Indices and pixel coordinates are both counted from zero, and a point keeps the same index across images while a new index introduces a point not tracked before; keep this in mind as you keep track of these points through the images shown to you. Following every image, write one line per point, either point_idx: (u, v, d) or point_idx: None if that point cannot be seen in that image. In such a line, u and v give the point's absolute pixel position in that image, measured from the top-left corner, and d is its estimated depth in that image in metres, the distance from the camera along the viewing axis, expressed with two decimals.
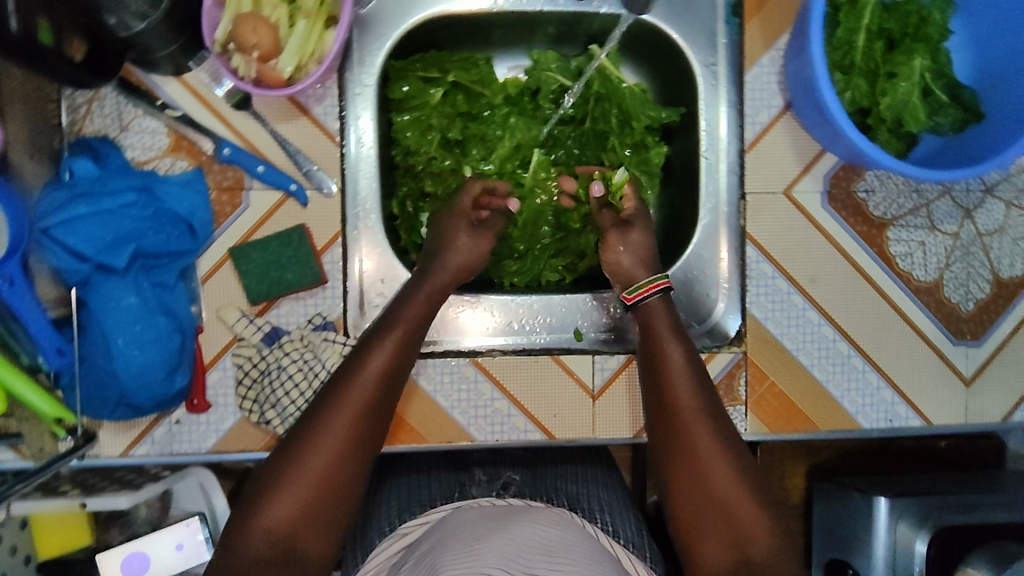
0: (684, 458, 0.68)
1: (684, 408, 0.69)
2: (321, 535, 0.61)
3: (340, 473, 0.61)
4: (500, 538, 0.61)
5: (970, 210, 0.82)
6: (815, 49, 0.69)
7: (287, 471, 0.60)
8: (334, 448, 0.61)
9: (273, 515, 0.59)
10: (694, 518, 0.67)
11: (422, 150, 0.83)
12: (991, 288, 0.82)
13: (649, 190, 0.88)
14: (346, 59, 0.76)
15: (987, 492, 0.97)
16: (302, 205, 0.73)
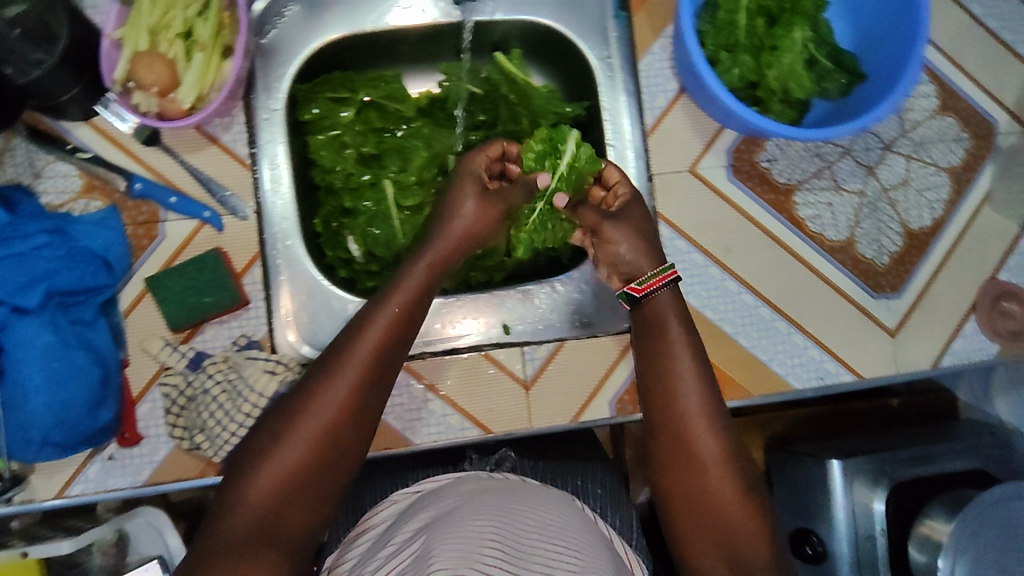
0: (676, 436, 0.69)
1: (684, 387, 0.70)
2: (304, 513, 0.60)
3: (334, 446, 0.61)
4: (495, 520, 0.58)
5: (872, 167, 0.85)
6: (687, 34, 0.73)
7: (279, 442, 0.60)
8: (328, 419, 0.61)
9: (263, 486, 0.58)
10: (678, 499, 0.68)
11: (339, 167, 0.86)
12: (902, 240, 0.84)
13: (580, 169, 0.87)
14: (252, 88, 0.79)
15: (936, 442, 0.99)
16: (218, 230, 0.75)
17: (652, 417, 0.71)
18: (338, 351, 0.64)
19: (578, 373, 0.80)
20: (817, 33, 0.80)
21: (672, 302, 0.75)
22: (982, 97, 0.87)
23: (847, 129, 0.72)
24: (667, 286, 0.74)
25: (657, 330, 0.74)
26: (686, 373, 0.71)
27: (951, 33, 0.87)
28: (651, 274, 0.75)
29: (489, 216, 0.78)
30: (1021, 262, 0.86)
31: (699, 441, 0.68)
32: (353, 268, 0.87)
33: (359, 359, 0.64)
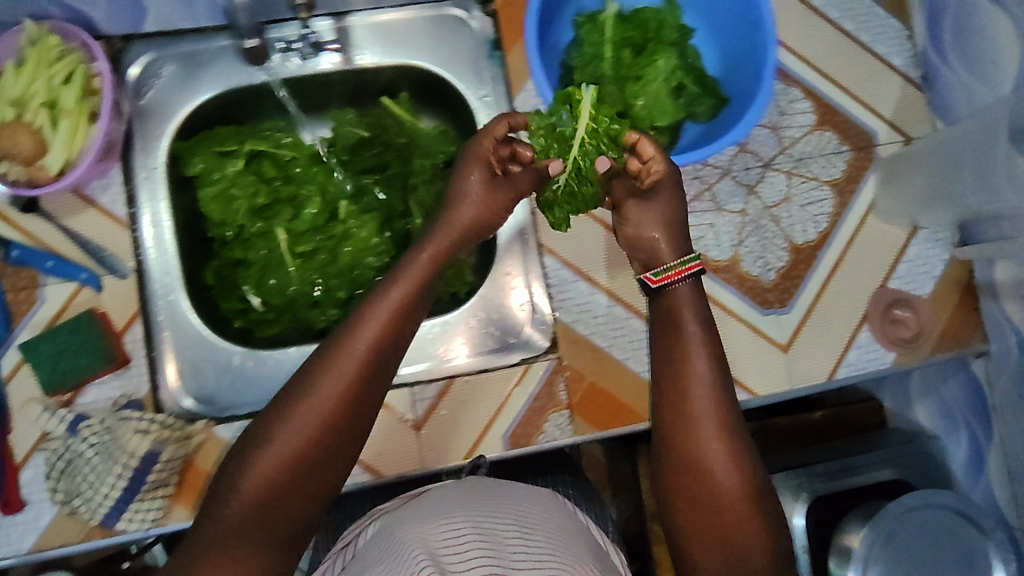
0: (681, 429, 0.64)
1: (693, 380, 0.65)
2: (298, 506, 0.58)
3: (323, 445, 0.58)
4: (472, 511, 0.65)
5: (753, 186, 0.85)
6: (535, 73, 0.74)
7: (271, 438, 0.58)
8: (320, 415, 0.58)
9: (257, 479, 0.57)
10: (677, 496, 0.63)
11: (230, 220, 0.87)
12: (788, 255, 0.85)
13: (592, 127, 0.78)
14: (130, 148, 0.80)
15: (857, 454, 0.99)
16: (97, 290, 0.77)
17: (658, 410, 0.66)
18: (333, 349, 0.61)
19: (470, 410, 0.80)
20: (683, 60, 0.81)
21: (692, 295, 0.69)
22: (861, 109, 0.88)
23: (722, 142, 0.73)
24: (686, 280, 0.69)
25: (669, 322, 0.69)
26: (698, 369, 0.65)
27: (826, 49, 0.88)
28: (671, 265, 0.70)
29: (494, 203, 0.74)
30: (910, 269, 0.87)
31: (700, 440, 0.63)
32: (250, 317, 0.88)
33: (351, 358, 0.60)
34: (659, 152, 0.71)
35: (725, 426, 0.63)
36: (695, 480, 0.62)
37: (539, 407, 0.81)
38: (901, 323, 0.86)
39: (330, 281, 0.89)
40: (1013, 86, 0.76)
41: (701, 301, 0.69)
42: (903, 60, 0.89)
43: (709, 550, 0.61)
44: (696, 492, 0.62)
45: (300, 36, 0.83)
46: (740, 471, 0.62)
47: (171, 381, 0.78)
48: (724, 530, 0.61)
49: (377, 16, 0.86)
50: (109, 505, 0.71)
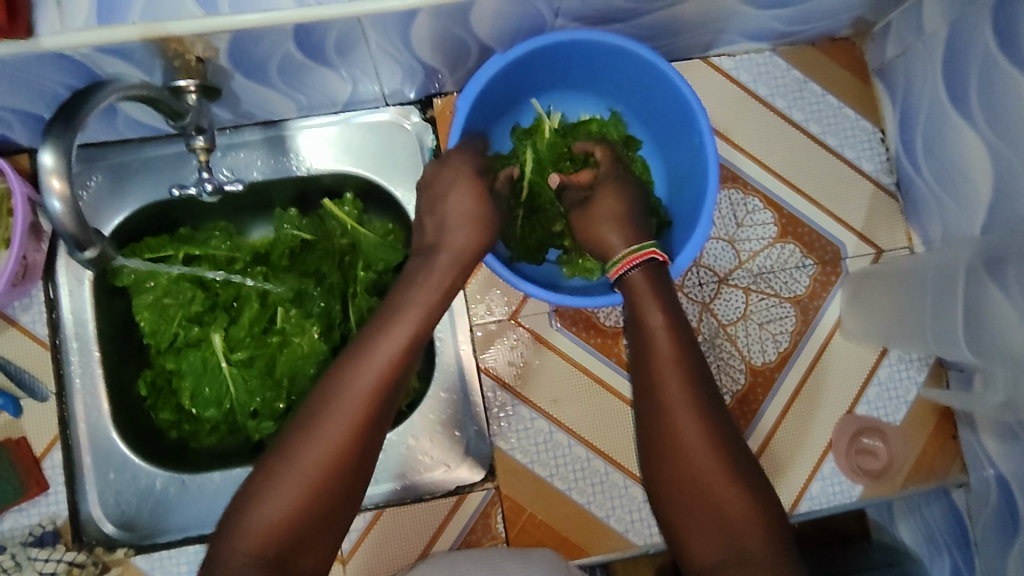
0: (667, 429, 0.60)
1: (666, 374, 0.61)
2: (313, 546, 0.55)
3: (332, 483, 0.55)
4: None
5: (707, 303, 0.80)
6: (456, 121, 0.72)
7: (275, 477, 0.55)
8: (326, 453, 0.55)
9: (265, 520, 0.53)
10: (675, 501, 0.59)
11: (163, 329, 0.83)
12: (745, 377, 0.80)
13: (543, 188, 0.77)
14: (52, 263, 0.78)
15: None
16: (15, 415, 0.74)
17: (641, 415, 0.62)
18: (336, 384, 0.58)
19: (401, 542, 0.76)
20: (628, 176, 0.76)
21: (646, 283, 0.66)
22: (826, 220, 0.83)
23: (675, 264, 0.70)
24: (637, 266, 0.66)
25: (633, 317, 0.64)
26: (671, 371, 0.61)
27: (787, 152, 0.84)
28: (619, 257, 0.68)
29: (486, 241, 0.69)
30: (880, 393, 0.81)
31: (682, 437, 0.59)
32: (184, 428, 0.84)
33: (360, 393, 0.57)
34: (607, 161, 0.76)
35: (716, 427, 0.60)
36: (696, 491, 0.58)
37: (473, 540, 0.76)
38: (870, 453, 0.80)
39: (267, 391, 0.85)
40: (984, 209, 0.70)
41: (663, 285, 0.66)
42: (873, 166, 0.84)
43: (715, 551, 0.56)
44: (692, 493, 0.58)
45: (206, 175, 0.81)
46: (732, 459, 0.59)
47: (94, 507, 0.75)
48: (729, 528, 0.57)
49: (317, 124, 0.84)
50: None
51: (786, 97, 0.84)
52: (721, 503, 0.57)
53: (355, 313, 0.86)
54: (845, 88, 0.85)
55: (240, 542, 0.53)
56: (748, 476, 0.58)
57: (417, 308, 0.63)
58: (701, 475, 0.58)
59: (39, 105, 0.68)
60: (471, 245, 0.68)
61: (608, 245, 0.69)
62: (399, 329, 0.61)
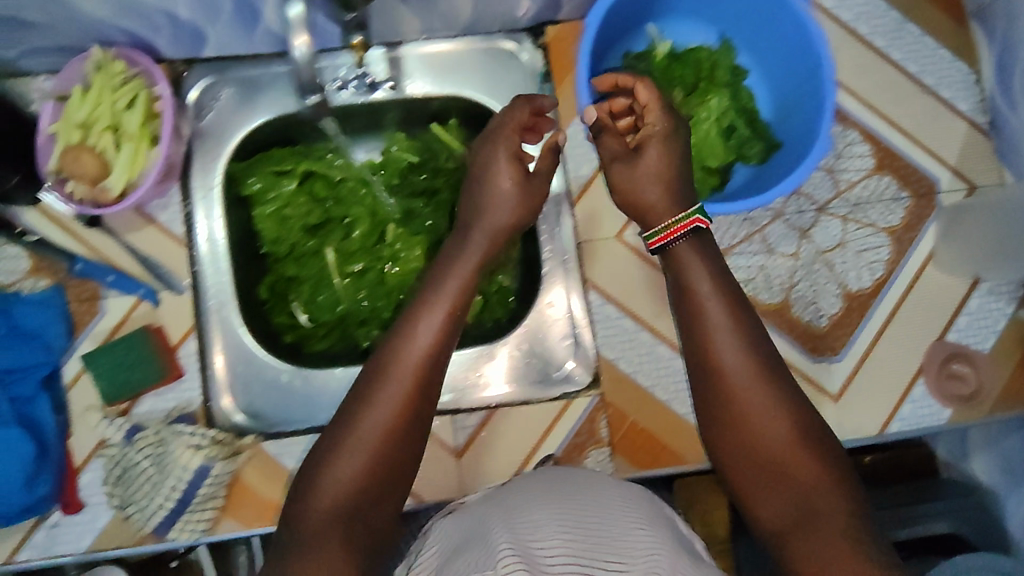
0: (733, 411, 0.59)
1: (723, 353, 0.60)
2: (378, 511, 0.57)
3: (394, 448, 0.57)
4: (555, 506, 0.58)
5: (806, 230, 0.84)
6: (583, 44, 0.72)
7: (338, 448, 0.56)
8: (386, 423, 0.57)
9: (334, 484, 0.55)
10: (750, 482, 0.59)
11: (284, 238, 0.89)
12: (841, 302, 0.83)
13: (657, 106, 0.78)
14: (188, 169, 0.81)
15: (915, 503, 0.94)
16: (154, 305, 0.78)
17: (703, 401, 0.62)
18: (385, 357, 0.60)
19: (511, 442, 0.80)
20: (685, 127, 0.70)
21: (693, 253, 0.64)
22: (922, 155, 0.86)
23: (751, 202, 0.71)
24: (683, 236, 0.64)
25: (682, 291, 0.63)
26: (726, 343, 0.60)
27: (885, 88, 0.87)
28: (663, 225, 0.65)
29: (528, 197, 0.70)
30: (971, 321, 0.84)
31: (751, 416, 0.59)
32: (299, 332, 0.90)
33: (413, 359, 0.59)
34: (654, 99, 0.69)
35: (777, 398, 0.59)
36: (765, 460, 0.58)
37: (579, 443, 0.80)
38: (958, 378, 0.83)
39: (378, 302, 0.90)
40: None
41: (709, 251, 0.64)
42: (968, 105, 0.87)
43: (797, 526, 0.55)
44: (765, 471, 0.58)
45: (354, 75, 0.86)
46: (802, 429, 0.58)
47: (224, 396, 0.79)
48: (813, 501, 0.55)
49: (432, 47, 0.87)
50: (162, 516, 0.74)
51: (885, 37, 0.87)
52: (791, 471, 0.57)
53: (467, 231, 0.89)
54: (942, 29, 0.88)
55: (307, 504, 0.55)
56: (822, 446, 0.58)
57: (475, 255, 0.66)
58: (773, 451, 0.57)
59: (190, 7, 0.71)
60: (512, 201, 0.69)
61: (652, 209, 0.66)
62: (444, 293, 0.63)
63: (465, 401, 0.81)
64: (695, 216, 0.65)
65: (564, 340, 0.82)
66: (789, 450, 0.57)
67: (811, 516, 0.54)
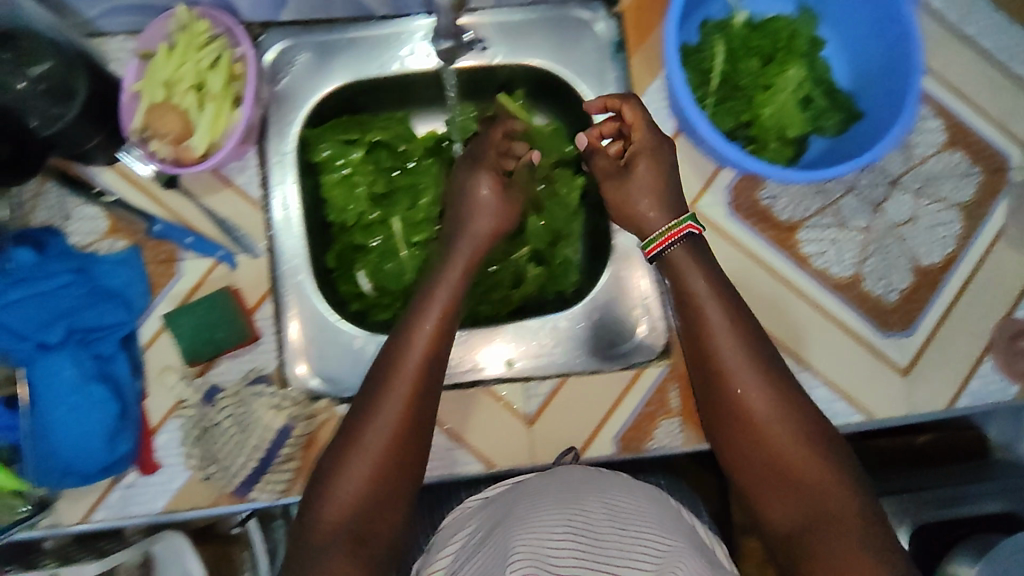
0: (735, 415, 0.65)
1: (725, 359, 0.65)
2: (386, 513, 0.63)
3: (396, 454, 0.63)
4: (576, 500, 0.63)
5: (879, 204, 0.84)
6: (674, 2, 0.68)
7: (342, 459, 0.62)
8: (385, 434, 0.63)
9: (343, 492, 0.62)
10: (750, 477, 0.65)
11: (349, 207, 0.88)
12: (912, 277, 0.83)
13: (734, 77, 0.77)
14: (265, 132, 0.83)
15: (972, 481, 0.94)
16: (232, 267, 0.79)
17: (708, 403, 0.67)
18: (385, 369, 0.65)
19: (581, 412, 0.81)
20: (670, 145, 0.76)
21: (691, 258, 0.69)
22: (994, 131, 0.86)
23: (841, 168, 0.70)
24: (676, 243, 0.69)
25: (686, 298, 0.67)
26: (728, 355, 0.65)
27: (957, 63, 0.86)
28: (658, 234, 0.70)
29: (506, 204, 0.75)
30: None
31: (762, 426, 0.64)
32: (365, 301, 0.90)
33: (407, 374, 0.64)
34: (640, 118, 0.74)
35: (780, 411, 0.64)
36: (772, 467, 0.63)
37: (650, 413, 0.81)
38: None
39: None
40: None
41: (703, 258, 0.69)
42: None
43: (795, 516, 0.61)
44: (775, 478, 0.63)
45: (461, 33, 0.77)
46: (796, 428, 0.63)
47: (297, 359, 0.79)
48: (818, 506, 0.60)
49: (502, 15, 0.86)
50: (245, 475, 0.75)
51: (959, 12, 0.87)
52: (797, 477, 0.62)
53: (535, 202, 0.87)
54: None
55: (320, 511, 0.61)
56: (819, 451, 0.62)
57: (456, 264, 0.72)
58: (780, 461, 0.63)
59: None
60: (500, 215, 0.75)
61: (646, 223, 0.72)
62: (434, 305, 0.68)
63: (533, 368, 0.83)
64: (687, 223, 0.71)
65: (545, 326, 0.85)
66: (791, 459, 0.62)
67: (818, 521, 0.59)
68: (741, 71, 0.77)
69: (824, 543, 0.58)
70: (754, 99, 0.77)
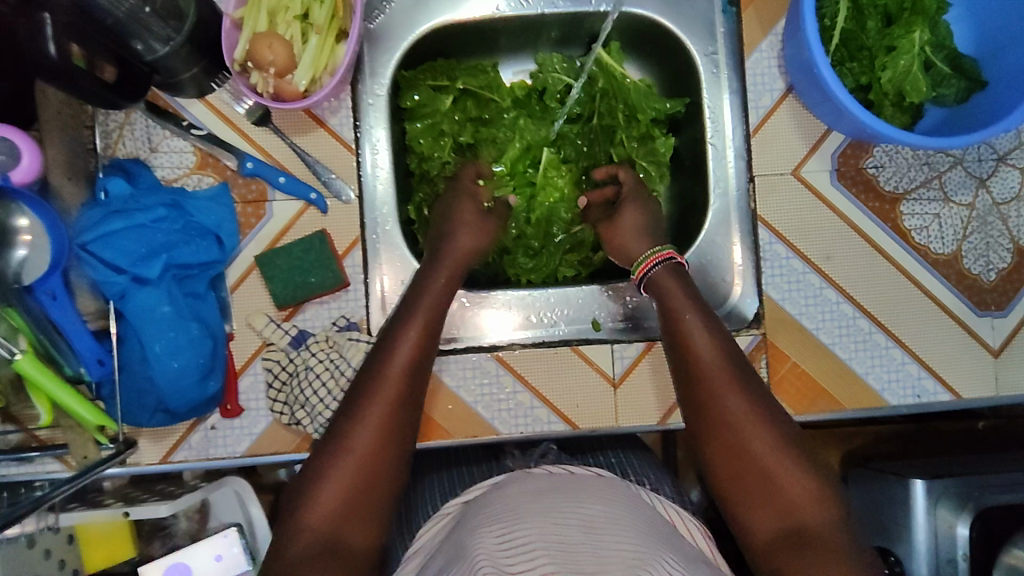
0: (721, 439, 0.65)
1: (713, 383, 0.66)
2: (364, 526, 0.61)
3: (380, 465, 0.62)
4: (547, 522, 0.57)
5: (984, 179, 0.81)
6: None
7: (326, 468, 0.61)
8: (374, 444, 0.62)
9: (322, 503, 0.60)
10: (735, 493, 0.65)
11: (436, 155, 0.86)
12: (1012, 257, 0.81)
13: (855, 36, 0.75)
14: (359, 72, 0.80)
15: None
16: (323, 211, 0.76)
17: (695, 423, 0.67)
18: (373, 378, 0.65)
19: (667, 377, 0.79)
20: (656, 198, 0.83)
21: (671, 276, 0.73)
22: None
23: (972, 137, 0.67)
24: (658, 264, 0.74)
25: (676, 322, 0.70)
26: (710, 365, 0.67)
27: None
28: (642, 257, 0.75)
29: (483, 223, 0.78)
30: None
31: (746, 440, 0.64)
32: None
33: (391, 380, 0.64)
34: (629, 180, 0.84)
35: (766, 426, 0.65)
36: (761, 481, 0.64)
37: None
38: None
39: (526, 228, 0.87)
40: None
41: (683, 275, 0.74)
42: None
43: (778, 527, 0.63)
44: (762, 491, 0.64)
45: None
46: (779, 447, 0.64)
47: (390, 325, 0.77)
48: (802, 517, 0.62)
49: None
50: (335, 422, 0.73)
51: None
52: (781, 489, 0.63)
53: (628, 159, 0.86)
54: None
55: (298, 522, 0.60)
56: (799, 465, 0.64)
57: (445, 268, 0.73)
58: (767, 473, 0.64)
59: None
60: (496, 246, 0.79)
61: (633, 248, 0.78)
62: (420, 309, 0.68)
63: (605, 331, 0.82)
64: (670, 247, 0.75)
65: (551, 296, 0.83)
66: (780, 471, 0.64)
67: (802, 531, 0.62)
68: (866, 31, 0.74)
69: (805, 553, 0.60)
70: (875, 61, 0.74)
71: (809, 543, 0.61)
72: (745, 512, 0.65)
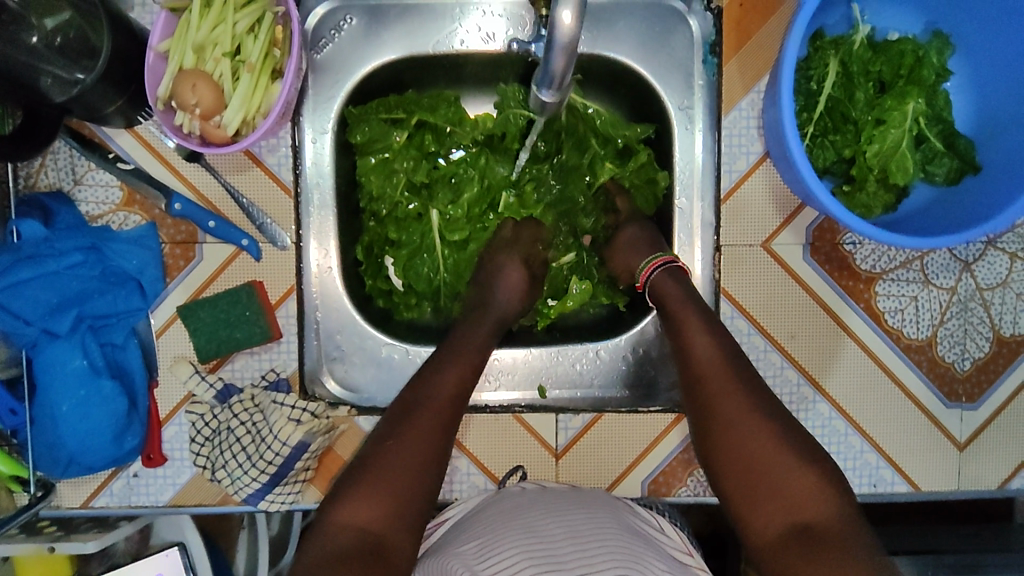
0: (735, 457, 0.62)
1: (723, 407, 0.63)
2: (405, 538, 0.59)
3: (417, 475, 0.60)
4: (527, 539, 0.62)
5: (969, 262, 0.75)
6: (801, 14, 0.60)
7: (362, 476, 0.60)
8: (417, 456, 0.61)
9: (360, 514, 0.58)
10: (745, 500, 0.61)
11: (387, 194, 0.80)
12: (990, 346, 0.76)
13: (842, 104, 0.67)
14: (300, 106, 0.74)
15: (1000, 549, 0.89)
16: (255, 258, 0.72)
17: (701, 435, 0.65)
18: (416, 395, 0.64)
19: (612, 450, 0.76)
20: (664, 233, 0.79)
21: (672, 281, 0.70)
22: None
23: (943, 238, 0.61)
24: (654, 271, 0.71)
25: (677, 333, 0.67)
26: (713, 368, 0.64)
27: None
28: (642, 264, 0.73)
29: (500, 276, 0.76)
30: None
31: (753, 441, 0.61)
32: (392, 299, 0.83)
33: (434, 398, 0.64)
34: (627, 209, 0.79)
35: (773, 429, 0.62)
36: (770, 482, 0.60)
37: (686, 460, 0.76)
38: None
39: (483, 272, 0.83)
40: None
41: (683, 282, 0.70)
42: None
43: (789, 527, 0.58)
44: (778, 493, 0.60)
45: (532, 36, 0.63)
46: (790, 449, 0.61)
47: (329, 382, 0.76)
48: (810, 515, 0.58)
49: None
50: (255, 487, 0.70)
51: None
52: (790, 490, 0.59)
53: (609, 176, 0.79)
54: None
55: (334, 529, 0.57)
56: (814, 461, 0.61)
57: (480, 317, 0.73)
58: (777, 471, 0.60)
59: None
60: (500, 294, 0.75)
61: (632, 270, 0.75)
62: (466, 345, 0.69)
63: (551, 397, 0.79)
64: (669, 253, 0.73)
65: (498, 358, 0.79)
66: (795, 471, 0.60)
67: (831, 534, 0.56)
68: (855, 101, 0.67)
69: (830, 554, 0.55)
70: (860, 134, 0.67)
71: (830, 551, 0.55)
72: (751, 514, 0.61)
